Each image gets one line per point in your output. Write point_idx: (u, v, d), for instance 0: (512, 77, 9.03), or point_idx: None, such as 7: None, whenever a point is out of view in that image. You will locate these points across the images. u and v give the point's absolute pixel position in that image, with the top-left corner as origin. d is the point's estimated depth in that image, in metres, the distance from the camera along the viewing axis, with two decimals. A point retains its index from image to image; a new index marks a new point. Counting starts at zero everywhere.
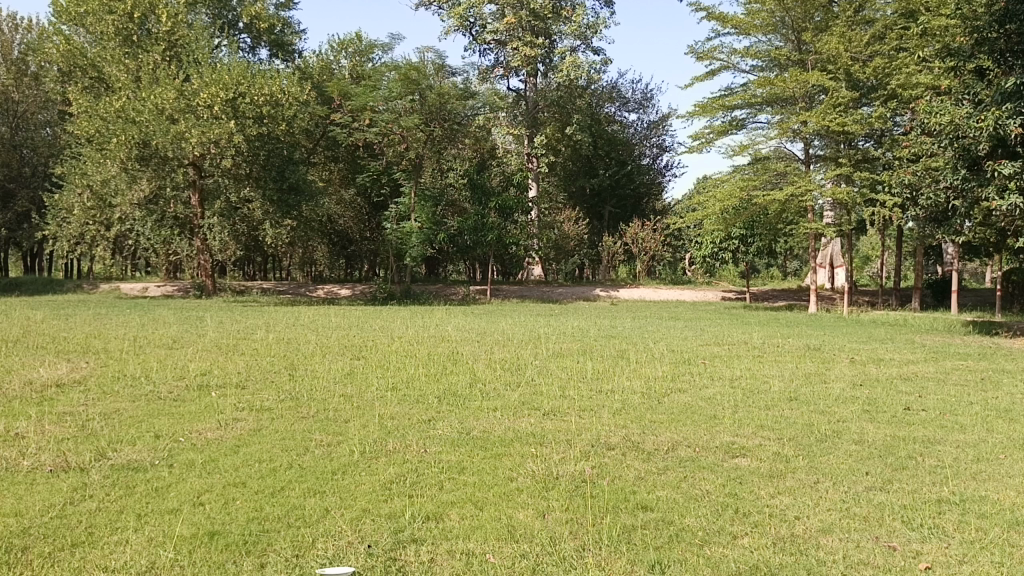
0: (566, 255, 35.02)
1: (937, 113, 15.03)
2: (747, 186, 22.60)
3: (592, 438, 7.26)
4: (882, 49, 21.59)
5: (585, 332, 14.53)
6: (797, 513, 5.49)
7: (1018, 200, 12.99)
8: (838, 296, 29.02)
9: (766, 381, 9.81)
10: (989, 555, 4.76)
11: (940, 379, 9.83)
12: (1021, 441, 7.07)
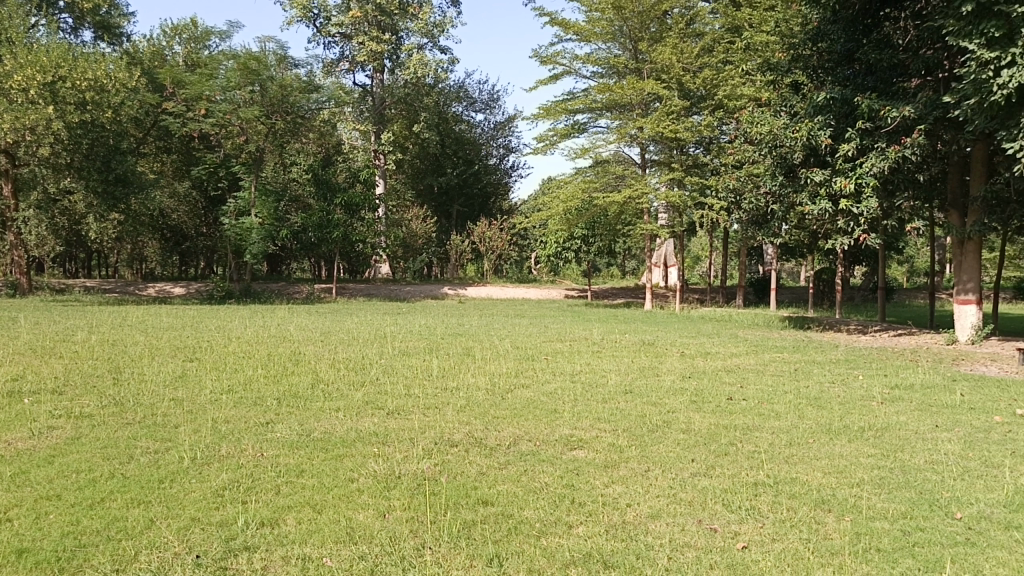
0: (414, 253, 34.89)
1: (759, 122, 16.11)
2: (588, 188, 23.35)
3: (436, 435, 7.29)
4: (711, 61, 22.94)
5: (430, 330, 14.60)
6: (628, 500, 5.76)
7: (828, 206, 14.14)
8: (672, 293, 30.58)
9: (603, 375, 10.21)
10: (798, 532, 5.17)
11: (759, 371, 10.59)
12: (826, 426, 7.75)
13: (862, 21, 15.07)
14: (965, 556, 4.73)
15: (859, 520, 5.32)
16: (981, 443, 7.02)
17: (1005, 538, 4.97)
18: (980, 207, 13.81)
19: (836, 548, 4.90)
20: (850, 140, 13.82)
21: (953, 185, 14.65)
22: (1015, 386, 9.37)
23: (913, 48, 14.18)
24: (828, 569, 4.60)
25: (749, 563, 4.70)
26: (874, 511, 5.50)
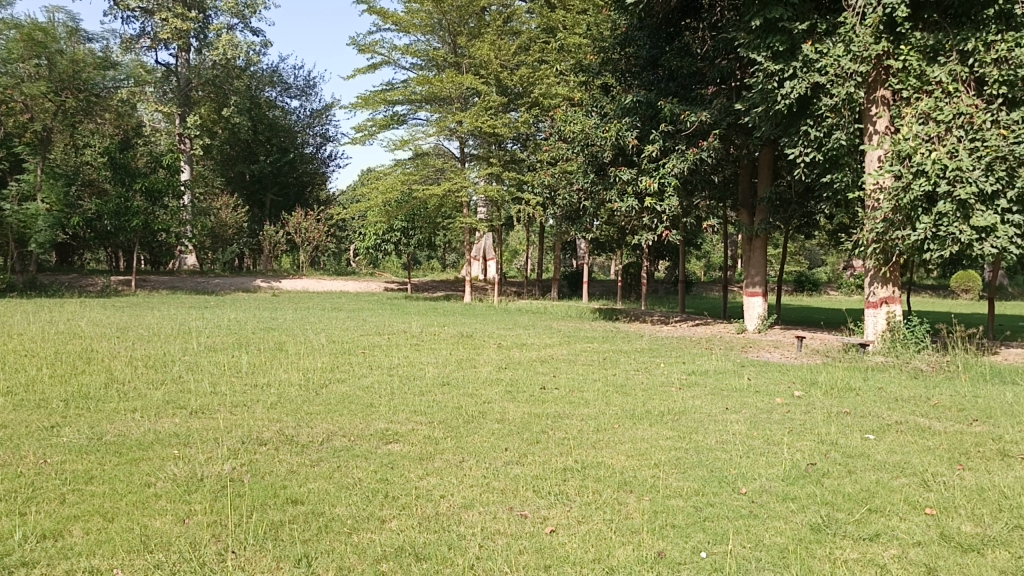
0: (224, 243, 33.28)
1: (572, 121, 16.71)
2: (407, 180, 23.25)
3: (243, 434, 6.98)
4: (528, 59, 23.52)
5: (240, 325, 13.99)
6: (442, 491, 5.79)
7: (635, 203, 14.89)
8: (491, 286, 31.10)
9: (421, 368, 10.21)
10: (602, 514, 5.41)
11: (570, 360, 10.99)
12: (631, 411, 8.18)
13: (665, 29, 16.00)
14: (747, 528, 5.14)
15: (657, 499, 5.66)
16: (764, 423, 7.68)
17: (782, 509, 5.46)
18: (766, 207, 15.08)
19: (636, 527, 5.18)
20: (654, 141, 14.64)
21: (744, 187, 15.88)
22: (793, 369, 10.34)
23: (710, 57, 15.24)
24: (629, 546, 4.85)
25: (556, 545, 4.87)
26: (671, 490, 5.86)
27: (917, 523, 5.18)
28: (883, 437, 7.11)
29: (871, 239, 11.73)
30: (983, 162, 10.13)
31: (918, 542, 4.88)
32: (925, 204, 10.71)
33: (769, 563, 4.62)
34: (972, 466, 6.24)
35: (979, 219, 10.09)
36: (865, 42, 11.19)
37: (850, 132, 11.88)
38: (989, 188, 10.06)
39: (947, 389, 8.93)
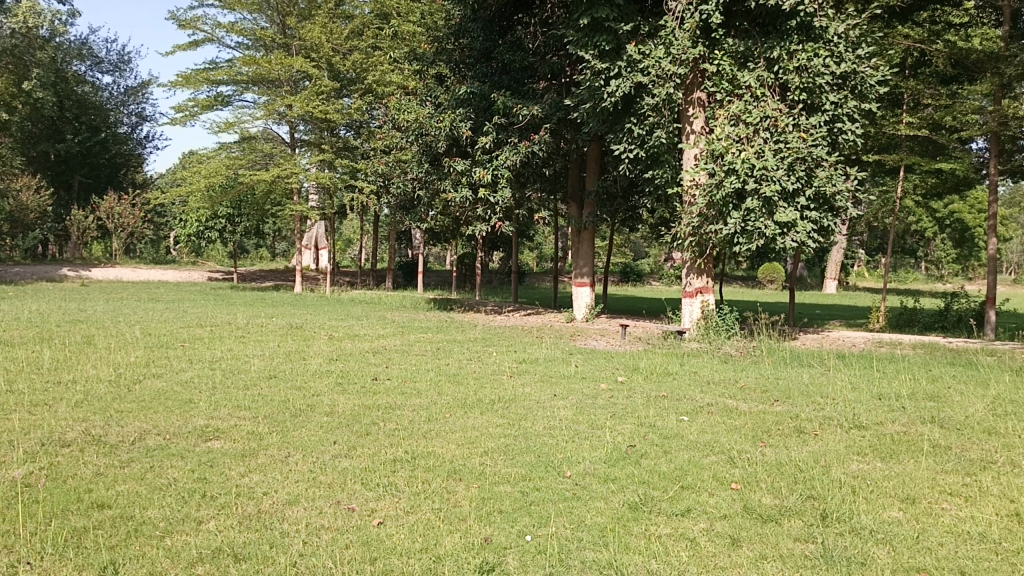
0: (24, 228, 30.46)
1: (405, 109, 16.59)
2: (233, 164, 22.26)
3: (42, 436, 6.42)
4: (361, 45, 23.08)
5: (42, 317, 12.86)
6: (265, 489, 5.59)
7: (468, 194, 14.98)
8: (323, 276, 30.34)
9: (246, 361, 9.81)
10: (431, 503, 5.42)
11: (404, 351, 10.92)
12: (462, 400, 8.25)
13: (498, 23, 16.20)
14: (570, 509, 5.32)
15: (485, 486, 5.73)
16: (589, 408, 7.97)
17: (603, 490, 5.69)
18: (594, 200, 15.62)
19: (464, 514, 5.22)
20: (488, 133, 14.81)
21: (573, 180, 16.35)
22: (617, 356, 10.81)
23: (541, 53, 15.59)
24: (456, 534, 4.88)
25: (384, 537, 4.82)
26: (499, 476, 5.96)
27: (724, 497, 5.55)
28: (696, 418, 7.56)
29: (688, 233, 12.45)
30: (786, 163, 11.07)
31: (724, 516, 5.23)
32: (736, 200, 11.49)
33: (591, 542, 4.79)
34: (772, 443, 6.76)
35: (783, 215, 11.00)
36: (684, 46, 11.81)
37: (670, 131, 12.55)
38: (790, 187, 11.00)
39: (753, 372, 9.63)
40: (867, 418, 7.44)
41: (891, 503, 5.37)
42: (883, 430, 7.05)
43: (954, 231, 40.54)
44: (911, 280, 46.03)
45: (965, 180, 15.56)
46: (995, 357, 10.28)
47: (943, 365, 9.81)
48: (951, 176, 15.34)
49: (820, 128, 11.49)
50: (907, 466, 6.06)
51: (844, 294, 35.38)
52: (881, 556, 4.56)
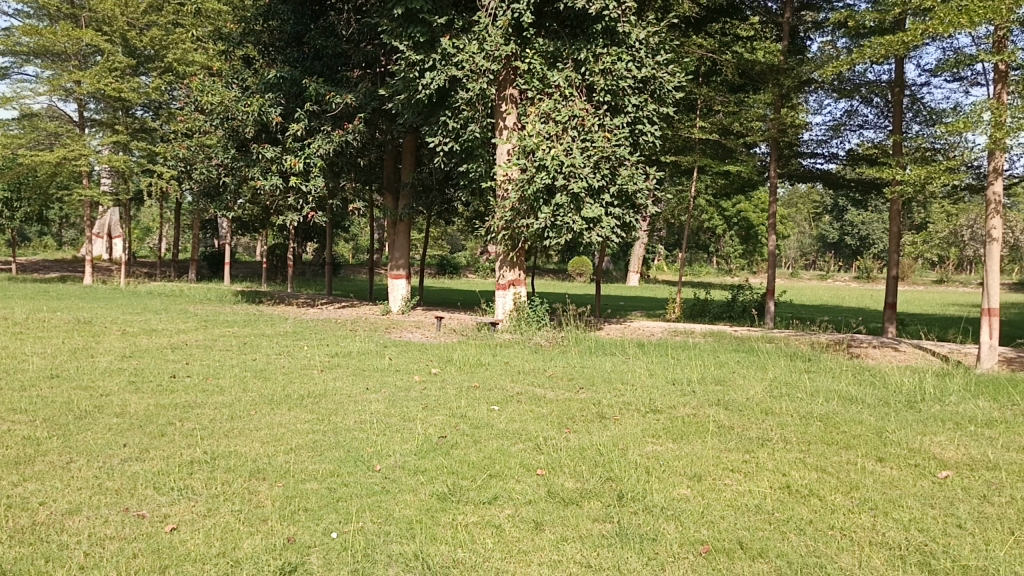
0: None
1: (209, 91, 15.73)
2: (10, 143, 20.19)
3: None
4: (160, 21, 21.60)
5: None
6: (42, 498, 5.11)
7: (279, 182, 14.44)
8: (117, 268, 28.15)
9: (23, 360, 8.92)
10: (230, 505, 5.19)
11: (206, 346, 10.37)
12: (268, 396, 7.95)
13: (310, 7, 15.72)
14: (378, 503, 5.28)
15: (290, 484, 5.56)
16: (401, 400, 7.93)
17: (411, 482, 5.69)
18: (409, 192, 15.57)
19: (266, 515, 5.04)
20: (299, 120, 14.35)
21: (389, 171, 16.21)
22: (431, 349, 10.84)
23: (355, 41, 15.32)
24: (257, 536, 4.70)
25: (177, 544, 4.56)
26: (305, 474, 5.80)
27: (529, 483, 5.72)
28: (506, 408, 7.73)
29: (501, 226, 12.70)
30: (592, 161, 11.57)
31: (529, 501, 5.40)
32: (546, 196, 11.86)
33: (398, 536, 4.78)
34: (575, 428, 7.05)
35: (589, 211, 11.52)
36: (497, 43, 12.00)
37: (483, 126, 12.74)
38: (596, 184, 11.51)
39: (560, 362, 9.99)
40: (662, 402, 7.93)
41: (680, 481, 5.76)
42: (676, 413, 7.55)
43: (740, 229, 44.26)
44: (704, 273, 49.74)
45: (750, 182, 16.97)
46: (773, 344, 11.30)
47: (730, 352, 10.65)
48: (737, 177, 16.69)
49: (623, 129, 12.11)
50: (695, 446, 6.51)
51: (646, 286, 37.64)
52: (670, 531, 4.88)
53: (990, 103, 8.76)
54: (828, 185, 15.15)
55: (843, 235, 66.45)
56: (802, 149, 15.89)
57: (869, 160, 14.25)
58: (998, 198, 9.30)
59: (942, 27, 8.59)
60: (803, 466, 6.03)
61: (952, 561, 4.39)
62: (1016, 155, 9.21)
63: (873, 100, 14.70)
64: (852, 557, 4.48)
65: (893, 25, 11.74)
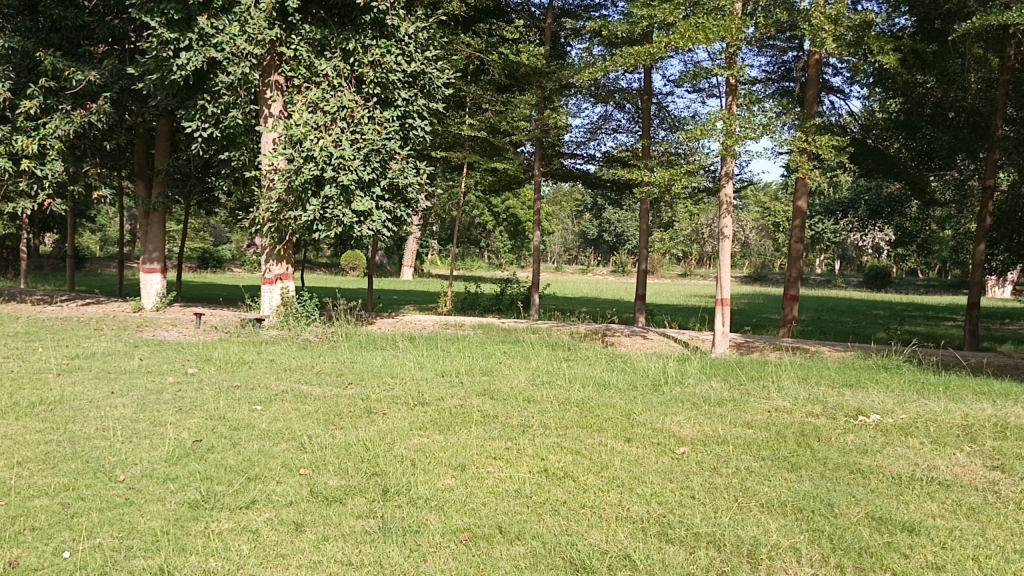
0: None
1: None
2: None
3: None
4: None
5: None
6: None
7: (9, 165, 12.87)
8: None
9: None
10: None
11: None
12: None
13: None
14: (120, 516, 4.87)
15: (14, 502, 4.97)
16: (152, 404, 7.37)
17: (160, 491, 5.30)
18: (164, 180, 14.52)
19: None
20: (32, 96, 12.88)
21: (140, 157, 15.04)
22: (188, 347, 10.19)
23: (100, 13, 14.04)
24: None
25: None
26: (32, 490, 5.21)
27: (291, 484, 5.54)
28: (268, 408, 7.41)
29: (267, 218, 12.19)
30: (362, 154, 11.47)
31: (289, 502, 5.22)
32: (315, 187, 11.58)
33: (141, 550, 4.43)
34: (342, 425, 6.92)
35: (359, 204, 11.42)
36: (260, 26, 11.48)
37: (246, 112, 12.17)
38: (366, 177, 11.44)
39: (329, 357, 9.78)
40: (429, 395, 8.00)
41: (445, 471, 5.83)
42: (443, 405, 7.64)
43: (509, 225, 46.04)
44: (475, 268, 51.12)
45: (517, 179, 17.60)
46: (537, 334, 11.80)
47: (497, 343, 10.98)
48: (505, 175, 17.25)
49: (393, 123, 12.07)
50: (460, 437, 6.63)
51: (419, 280, 37.98)
52: (432, 522, 4.93)
53: (722, 114, 9.70)
54: (588, 184, 16.06)
55: (602, 232, 71.27)
56: (564, 149, 16.76)
57: (623, 162, 15.28)
58: (729, 200, 10.35)
59: (683, 42, 9.37)
60: (560, 450, 6.34)
61: (685, 529, 4.81)
62: (743, 161, 10.29)
63: (626, 107, 15.76)
64: (600, 533, 4.77)
65: (641, 38, 12.66)
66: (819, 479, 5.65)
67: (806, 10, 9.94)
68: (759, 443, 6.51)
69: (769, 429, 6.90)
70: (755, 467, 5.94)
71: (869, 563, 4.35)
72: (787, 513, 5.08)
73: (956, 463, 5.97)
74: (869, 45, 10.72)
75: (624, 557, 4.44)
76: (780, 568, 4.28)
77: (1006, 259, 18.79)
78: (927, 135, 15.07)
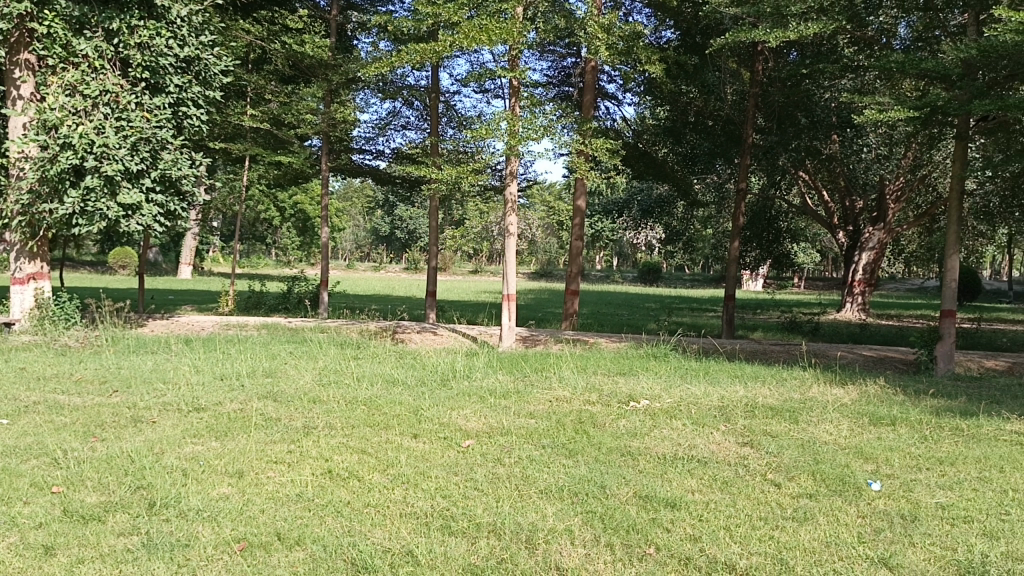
0: None
1: None
2: None
3: None
4: None
5: None
6: None
7: None
8: None
9: None
10: None
11: None
12: None
13: None
14: None
15: None
16: None
17: None
18: None
19: None
20: None
21: None
22: None
23: None
24: None
25: None
26: None
27: (41, 505, 5.01)
28: (17, 422, 6.67)
29: (16, 211, 11.01)
30: (129, 142, 10.71)
31: (38, 525, 4.71)
32: (74, 177, 10.68)
33: None
34: (104, 437, 6.38)
35: (126, 197, 10.70)
36: None
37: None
38: (134, 168, 10.74)
39: (91, 363, 8.99)
40: (206, 400, 7.56)
41: (220, 480, 5.53)
42: (221, 410, 7.26)
43: (296, 221, 44.90)
44: (262, 266, 49.30)
45: (303, 174, 17.11)
46: (324, 333, 11.54)
47: (282, 343, 10.60)
48: (290, 169, 16.71)
49: (164, 110, 11.31)
50: (239, 442, 6.32)
51: (199, 278, 36.05)
52: (204, 534, 4.65)
53: (506, 114, 9.98)
54: (377, 180, 15.92)
55: (394, 229, 71.17)
56: (352, 145, 16.52)
57: (412, 160, 15.31)
58: (513, 198, 10.68)
59: (467, 42, 9.53)
60: (345, 450, 6.23)
61: (467, 520, 4.89)
62: (526, 161, 10.66)
63: (414, 103, 15.80)
64: (383, 532, 4.73)
65: (427, 35, 12.75)
66: (594, 463, 5.95)
67: (582, 18, 10.48)
68: (540, 432, 6.76)
69: (550, 418, 7.18)
70: (535, 455, 6.16)
71: (635, 539, 4.64)
72: (564, 497, 5.31)
73: (713, 441, 6.53)
74: (638, 54, 11.48)
75: (407, 553, 4.43)
76: (555, 551, 4.46)
77: (757, 255, 20.81)
78: (691, 141, 16.40)
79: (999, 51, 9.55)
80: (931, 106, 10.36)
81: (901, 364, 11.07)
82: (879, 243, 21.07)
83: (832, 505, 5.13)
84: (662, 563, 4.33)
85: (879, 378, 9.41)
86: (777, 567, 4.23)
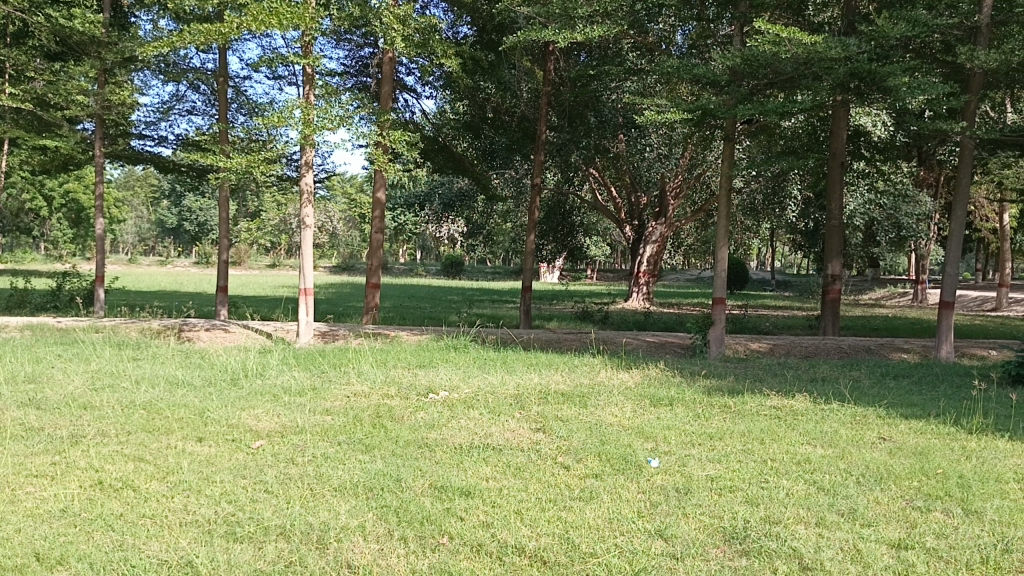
0: None
1: None
2: None
3: None
4: None
5: None
6: None
7: None
8: None
9: None
10: None
11: None
12: None
13: None
14: None
15: None
16: None
17: None
18: None
19: None
20: None
21: None
22: None
23: None
24: None
25: None
26: None
27: None
28: None
29: None
30: None
31: None
32: None
33: None
34: None
35: None
36: None
37: None
38: None
39: None
40: None
41: None
42: None
43: (69, 211, 41.31)
44: (28, 261, 44.75)
45: (74, 160, 15.70)
46: (100, 333, 10.64)
47: (48, 346, 9.64)
48: (59, 154, 15.28)
49: None
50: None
51: None
52: None
53: (299, 102, 9.66)
54: (159, 167, 14.91)
55: (182, 221, 67.14)
56: (131, 129, 15.33)
57: (199, 147, 14.47)
58: (309, 189, 10.36)
59: (256, 25, 9.14)
60: (119, 459, 5.77)
61: (254, 525, 4.68)
62: (321, 151, 10.39)
63: (200, 87, 14.93)
64: (159, 544, 4.42)
65: (213, 16, 12.11)
66: (390, 458, 5.91)
67: (377, 8, 10.36)
68: (335, 428, 6.62)
69: (347, 414, 7.05)
70: (330, 452, 6.01)
71: (429, 530, 4.64)
72: (358, 494, 5.22)
73: (508, 429, 6.70)
74: (434, 47, 11.50)
75: (186, 564, 4.16)
76: (347, 549, 4.36)
77: (552, 248, 21.65)
78: (489, 136, 16.73)
79: (759, 61, 10.51)
80: (703, 109, 11.21)
81: (680, 348, 11.94)
82: (661, 236, 22.79)
83: (616, 483, 5.42)
84: (455, 552, 4.37)
85: (659, 362, 10.08)
86: (564, 547, 4.39)
